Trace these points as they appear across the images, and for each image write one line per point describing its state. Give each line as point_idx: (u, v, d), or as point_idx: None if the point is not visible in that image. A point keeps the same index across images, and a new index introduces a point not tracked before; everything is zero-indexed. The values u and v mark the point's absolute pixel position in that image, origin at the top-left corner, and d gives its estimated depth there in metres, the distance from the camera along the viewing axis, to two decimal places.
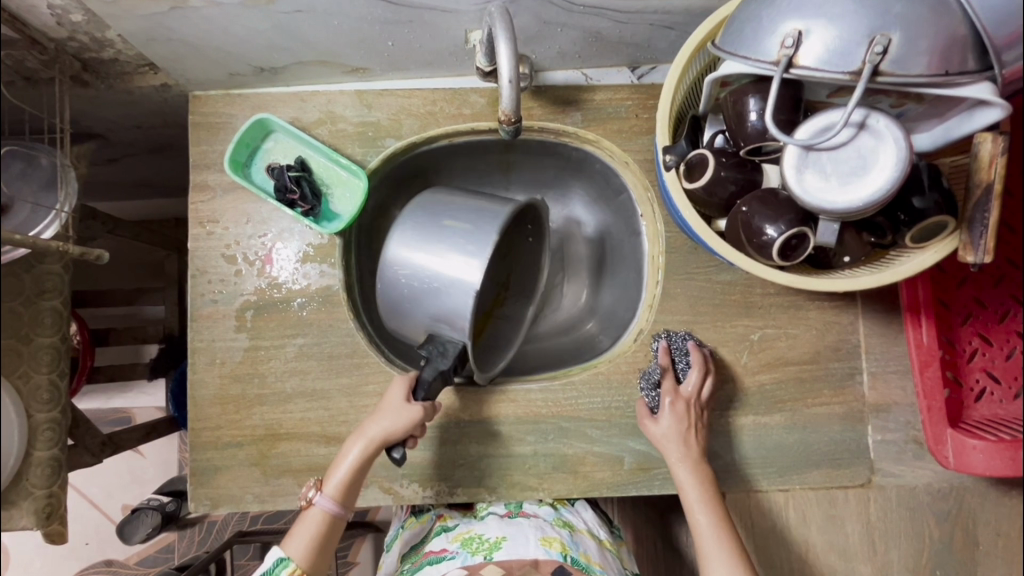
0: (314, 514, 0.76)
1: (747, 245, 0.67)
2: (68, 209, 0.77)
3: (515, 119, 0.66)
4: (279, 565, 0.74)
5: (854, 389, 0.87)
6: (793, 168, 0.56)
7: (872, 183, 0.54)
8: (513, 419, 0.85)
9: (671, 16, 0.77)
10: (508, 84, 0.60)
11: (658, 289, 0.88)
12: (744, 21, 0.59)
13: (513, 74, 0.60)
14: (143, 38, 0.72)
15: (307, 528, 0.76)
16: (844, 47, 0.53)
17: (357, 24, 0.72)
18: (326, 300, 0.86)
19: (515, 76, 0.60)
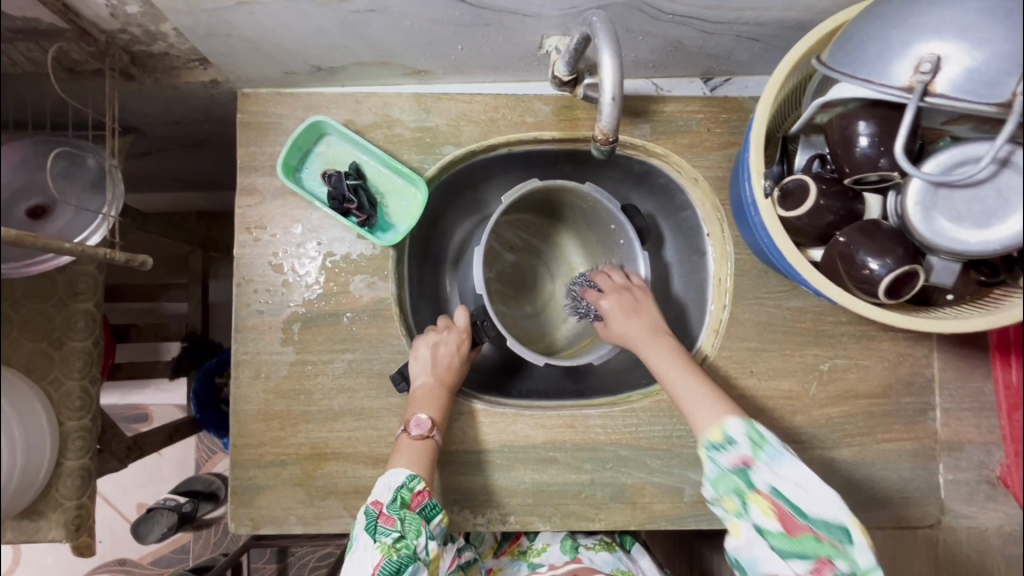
0: (418, 441, 0.76)
1: (846, 279, 0.62)
2: (115, 212, 0.72)
3: (613, 140, 0.67)
4: (410, 483, 0.72)
5: (926, 425, 0.83)
6: (921, 208, 0.55)
7: (1010, 223, 0.53)
8: (570, 446, 0.82)
9: (761, 28, 0.71)
10: (609, 101, 0.60)
11: (726, 314, 0.84)
12: (866, 39, 0.54)
13: (617, 89, 0.59)
14: (199, 33, 0.67)
15: (414, 451, 0.75)
16: (990, 77, 0.48)
17: (430, 25, 0.67)
18: (377, 315, 0.82)
19: (619, 93, 0.59)
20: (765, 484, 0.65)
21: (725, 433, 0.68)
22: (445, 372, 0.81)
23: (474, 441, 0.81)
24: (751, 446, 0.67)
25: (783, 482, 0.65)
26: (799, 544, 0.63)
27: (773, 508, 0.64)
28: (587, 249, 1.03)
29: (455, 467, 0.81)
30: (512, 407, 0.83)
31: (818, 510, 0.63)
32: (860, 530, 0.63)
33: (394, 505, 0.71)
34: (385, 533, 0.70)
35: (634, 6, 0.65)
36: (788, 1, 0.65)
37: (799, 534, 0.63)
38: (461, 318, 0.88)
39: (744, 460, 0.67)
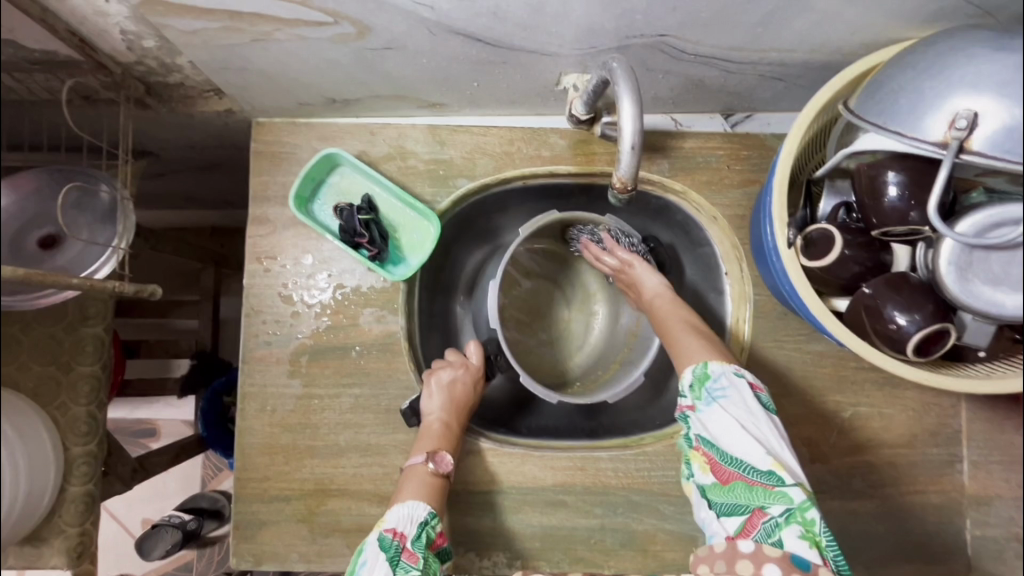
0: (427, 477, 0.73)
1: (873, 334, 0.60)
2: (124, 243, 0.72)
3: (631, 189, 0.64)
4: (432, 521, 0.69)
5: (953, 478, 0.80)
6: (958, 275, 0.54)
7: None
8: (580, 489, 0.80)
9: (785, 69, 0.69)
10: (628, 150, 0.58)
11: (744, 357, 0.81)
12: (898, 90, 0.52)
13: (638, 136, 0.57)
14: (214, 67, 0.67)
15: (420, 485, 0.72)
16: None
17: (446, 62, 0.66)
18: (385, 349, 0.81)
19: (639, 141, 0.58)
20: (698, 436, 0.64)
21: (678, 383, 0.68)
22: (459, 410, 0.79)
23: (481, 482, 0.79)
24: (690, 394, 0.66)
25: (713, 430, 0.63)
26: (731, 494, 0.61)
27: (709, 464, 0.63)
28: (608, 282, 1.00)
29: (461, 507, 0.79)
30: (520, 448, 0.81)
31: (736, 453, 0.61)
32: (786, 467, 0.59)
33: (418, 542, 0.68)
34: (405, 570, 0.65)
35: (654, 47, 0.63)
36: (814, 44, 0.63)
37: (730, 481, 0.61)
38: (473, 357, 0.86)
39: (686, 409, 0.67)
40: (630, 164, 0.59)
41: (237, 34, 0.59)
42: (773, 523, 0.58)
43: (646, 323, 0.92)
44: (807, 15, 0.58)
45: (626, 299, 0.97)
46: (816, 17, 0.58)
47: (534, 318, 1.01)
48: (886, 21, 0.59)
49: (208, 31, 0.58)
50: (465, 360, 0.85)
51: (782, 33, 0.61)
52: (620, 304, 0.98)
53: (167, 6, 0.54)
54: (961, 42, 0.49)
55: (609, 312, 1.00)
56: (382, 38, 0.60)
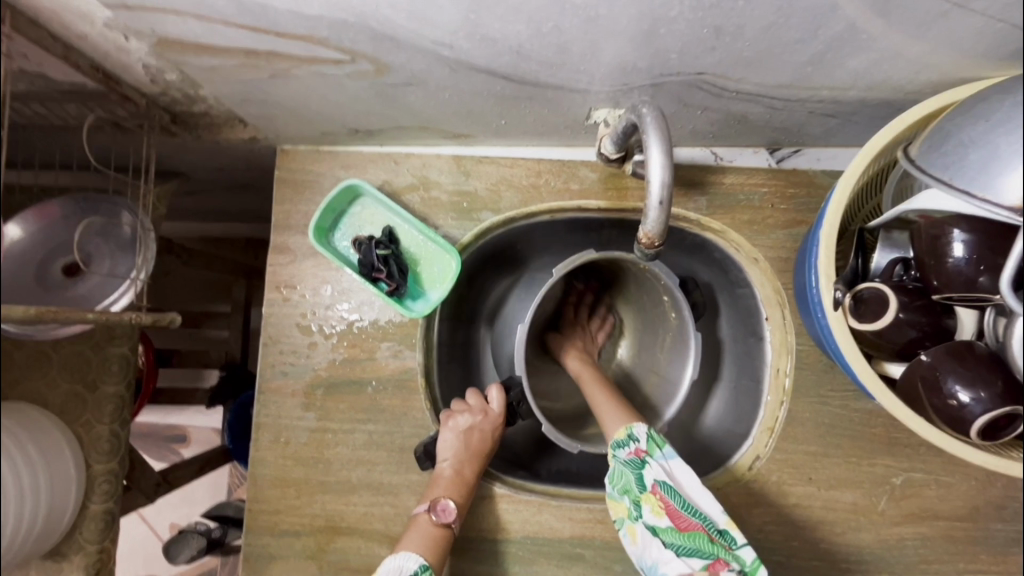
0: (430, 527, 0.70)
1: (930, 410, 0.53)
2: (144, 274, 0.70)
3: (658, 245, 0.62)
4: (421, 575, 0.66)
5: (1019, 557, 0.73)
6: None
7: None
8: (600, 544, 0.75)
9: (838, 107, 0.64)
10: (656, 205, 0.57)
11: (783, 411, 0.75)
12: (967, 143, 0.46)
13: (667, 191, 0.56)
14: (236, 99, 0.67)
15: (421, 536, 0.69)
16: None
17: (469, 97, 0.64)
18: (402, 385, 0.78)
19: (667, 197, 0.56)
20: (654, 479, 0.60)
21: (629, 432, 0.66)
22: (473, 458, 0.75)
23: (495, 529, 0.76)
24: (647, 442, 0.64)
25: (674, 478, 0.60)
26: (691, 540, 0.57)
27: (664, 508, 0.59)
28: (639, 316, 0.95)
29: (476, 555, 0.75)
30: (537, 496, 0.77)
31: (697, 501, 0.59)
32: (736, 527, 0.58)
33: None
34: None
35: (691, 84, 0.59)
36: (872, 84, 0.57)
37: (689, 529, 0.57)
38: (495, 401, 0.81)
39: (637, 455, 0.63)
40: (658, 221, 0.57)
41: (255, 69, 0.58)
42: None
43: (674, 359, 0.86)
44: (864, 54, 0.52)
45: (655, 337, 0.91)
46: (874, 56, 0.52)
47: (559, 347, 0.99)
48: (955, 63, 0.53)
49: (226, 67, 0.58)
50: (485, 405, 0.80)
51: (834, 72, 0.55)
52: (649, 340, 0.93)
53: (183, 47, 0.55)
54: None
55: (639, 348, 0.95)
56: (403, 74, 0.58)
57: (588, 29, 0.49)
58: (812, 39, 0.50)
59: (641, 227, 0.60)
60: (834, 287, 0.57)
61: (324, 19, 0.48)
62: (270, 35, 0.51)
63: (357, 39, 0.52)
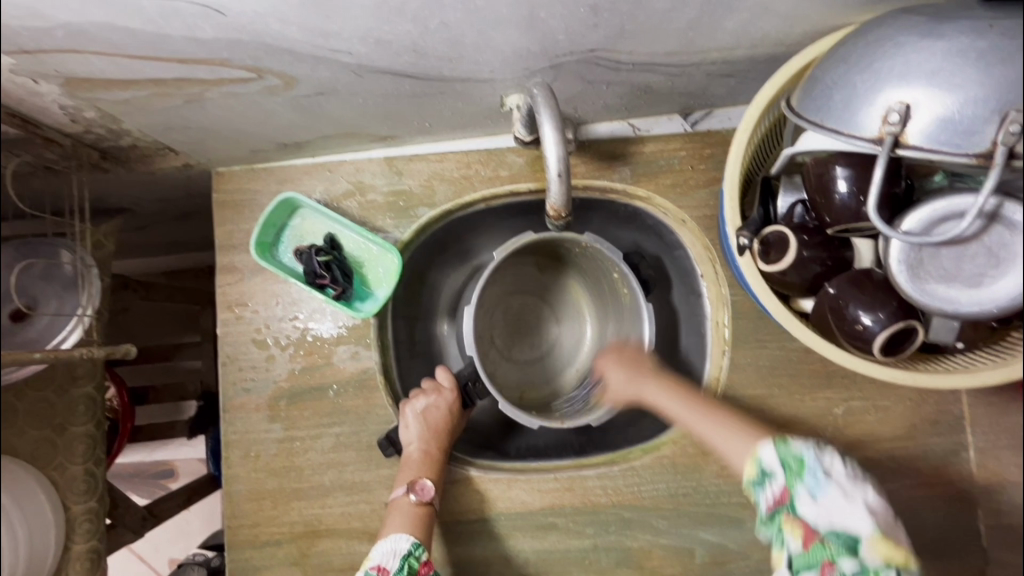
0: (410, 508, 0.73)
1: (840, 336, 0.57)
2: (90, 311, 0.74)
3: (567, 215, 0.65)
4: (416, 551, 0.69)
5: (960, 467, 0.77)
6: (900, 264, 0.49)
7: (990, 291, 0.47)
8: (570, 510, 0.79)
9: (731, 66, 0.67)
10: (556, 178, 0.59)
11: (726, 361, 0.80)
12: (831, 87, 0.50)
13: (563, 163, 0.59)
14: (159, 128, 0.68)
15: (403, 518, 0.72)
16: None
17: (383, 99, 0.66)
18: (362, 385, 0.81)
19: (566, 168, 0.59)
20: (795, 507, 0.54)
21: (759, 466, 0.58)
22: (438, 435, 0.79)
23: (469, 510, 0.79)
24: (785, 473, 0.55)
25: (830, 517, 0.52)
26: (810, 559, 0.53)
27: (801, 531, 0.53)
28: (596, 295, 0.98)
29: (452, 537, 0.78)
30: (506, 473, 0.80)
31: (830, 520, 0.52)
32: (879, 539, 0.51)
33: (400, 574, 0.67)
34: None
35: (588, 61, 0.62)
36: (753, 41, 0.61)
37: (812, 546, 0.53)
38: (444, 376, 0.86)
39: (779, 496, 0.55)
40: (559, 192, 0.60)
41: (168, 97, 0.60)
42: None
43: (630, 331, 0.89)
44: (736, 14, 0.56)
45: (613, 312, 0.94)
46: (746, 14, 0.56)
47: (524, 334, 1.00)
48: (821, 12, 0.57)
49: (139, 98, 0.60)
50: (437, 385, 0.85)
51: (715, 34, 0.59)
52: (608, 316, 0.96)
53: (93, 84, 0.57)
54: (890, 30, 0.48)
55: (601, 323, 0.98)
56: (311, 84, 0.60)
57: (474, 20, 0.52)
58: (684, 6, 0.53)
59: (546, 201, 0.64)
60: (740, 235, 0.61)
61: (220, 40, 0.51)
62: (172, 62, 0.53)
63: (258, 57, 0.54)
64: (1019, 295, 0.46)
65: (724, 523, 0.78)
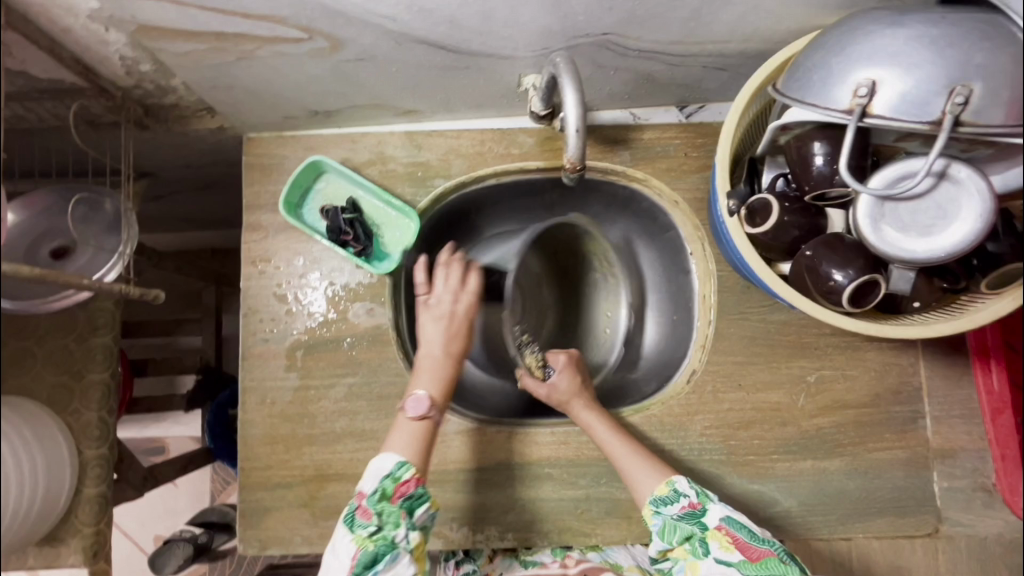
0: (411, 423, 0.76)
1: (814, 291, 0.65)
2: (131, 248, 0.77)
3: (582, 168, 0.73)
4: (398, 471, 0.72)
5: (918, 433, 0.85)
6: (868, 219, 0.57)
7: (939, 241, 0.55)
8: (564, 462, 0.85)
9: (724, 59, 0.76)
10: (574, 133, 0.67)
11: (711, 329, 0.87)
12: (811, 68, 0.58)
13: (581, 121, 0.66)
14: (205, 85, 0.74)
15: (405, 432, 0.76)
16: (975, 103, 0.51)
17: (414, 69, 0.73)
18: (375, 339, 0.86)
19: (584, 126, 0.66)
20: (720, 519, 0.72)
21: (673, 487, 0.75)
22: (450, 341, 0.82)
23: (471, 460, 0.84)
24: (698, 495, 0.74)
25: (737, 517, 0.72)
26: (763, 567, 0.67)
27: (732, 542, 0.70)
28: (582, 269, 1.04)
29: (455, 484, 0.84)
30: (506, 427, 0.86)
31: (758, 534, 0.71)
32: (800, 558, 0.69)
33: (373, 498, 0.71)
34: (362, 526, 0.69)
35: (600, 45, 0.70)
36: (744, 35, 0.70)
37: (761, 556, 0.68)
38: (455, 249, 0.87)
39: (694, 506, 0.74)
40: (576, 144, 0.68)
41: (223, 52, 0.67)
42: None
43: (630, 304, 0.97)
44: (731, 7, 0.64)
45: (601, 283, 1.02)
46: (740, 9, 0.65)
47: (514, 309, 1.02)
48: (803, 11, 0.66)
49: (197, 52, 0.66)
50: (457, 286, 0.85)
51: (712, 25, 0.67)
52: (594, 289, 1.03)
53: (160, 33, 0.63)
54: (860, 22, 0.57)
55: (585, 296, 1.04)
56: (354, 49, 0.67)
57: None
58: None
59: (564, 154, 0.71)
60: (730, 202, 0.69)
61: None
62: (236, 16, 0.60)
63: (313, 17, 0.61)
64: (962, 243, 0.54)
65: (706, 478, 0.84)
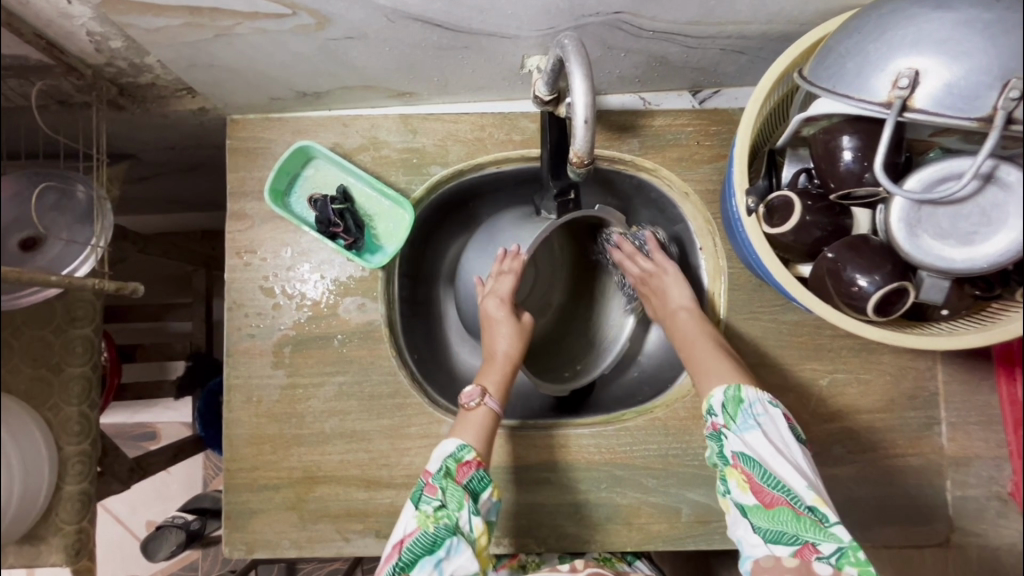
0: (479, 416, 0.75)
1: (837, 298, 0.61)
2: (104, 242, 0.72)
3: (588, 165, 0.67)
4: (461, 452, 0.71)
5: (932, 440, 0.82)
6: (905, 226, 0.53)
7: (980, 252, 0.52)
8: (562, 466, 0.81)
9: (744, 41, 0.70)
10: (582, 124, 0.61)
11: (720, 330, 0.83)
12: (845, 54, 0.53)
13: (590, 112, 0.60)
14: (183, 64, 0.69)
15: (473, 423, 0.74)
16: None
17: (408, 49, 0.68)
18: (367, 336, 0.82)
19: (592, 117, 0.60)
20: (737, 453, 0.65)
21: (709, 403, 0.70)
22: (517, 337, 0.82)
23: None
24: (724, 415, 0.68)
25: (754, 449, 0.65)
26: (775, 518, 0.62)
27: (748, 482, 0.64)
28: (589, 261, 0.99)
29: None
30: (504, 428, 0.83)
31: (781, 477, 0.63)
32: (829, 505, 0.61)
33: (439, 474, 0.70)
34: (427, 503, 0.68)
35: (612, 24, 0.64)
36: (768, 16, 0.64)
37: (774, 505, 0.62)
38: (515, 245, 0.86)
39: (717, 427, 0.69)
40: (585, 138, 0.62)
41: (199, 29, 0.61)
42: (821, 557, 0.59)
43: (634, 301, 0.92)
44: None
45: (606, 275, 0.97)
46: None
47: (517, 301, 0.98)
48: None
49: (170, 28, 0.61)
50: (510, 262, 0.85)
51: (733, 6, 0.62)
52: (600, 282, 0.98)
53: (127, 7, 0.57)
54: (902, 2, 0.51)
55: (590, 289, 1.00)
56: (342, 27, 0.62)
57: None
58: None
59: (570, 148, 0.65)
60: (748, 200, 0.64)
61: None
62: None
63: None
64: (1005, 254, 0.51)
65: (711, 484, 0.81)
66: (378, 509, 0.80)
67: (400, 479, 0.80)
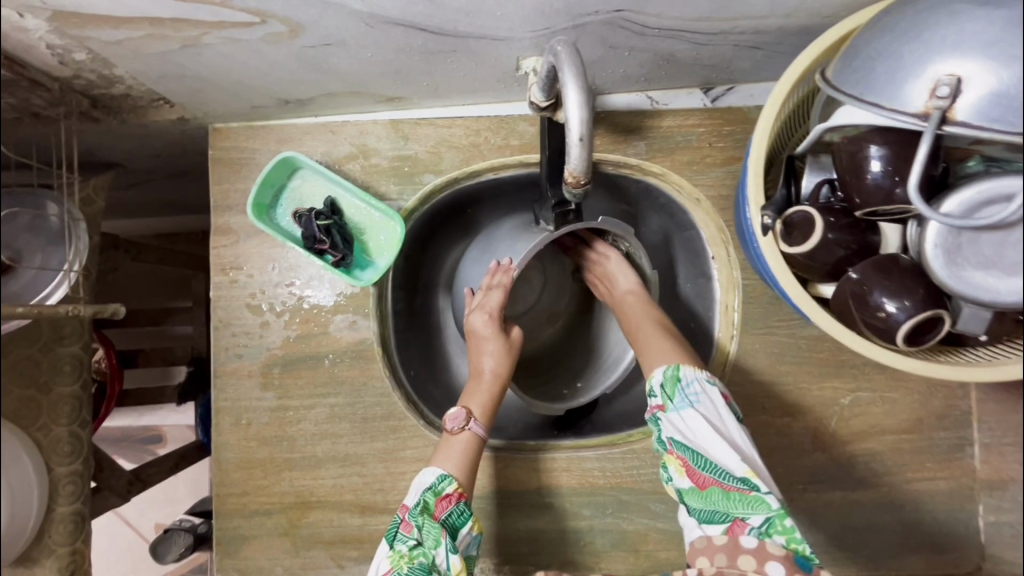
0: (462, 440, 0.71)
1: (861, 323, 0.55)
2: (77, 267, 0.69)
3: (586, 185, 0.62)
4: (442, 483, 0.67)
5: (963, 462, 0.76)
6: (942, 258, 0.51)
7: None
8: (564, 491, 0.77)
9: (760, 37, 0.64)
10: (577, 142, 0.57)
11: (733, 346, 0.77)
12: (874, 57, 0.47)
13: (586, 127, 0.56)
14: (154, 74, 0.65)
15: (454, 448, 0.71)
16: None
17: (391, 54, 0.62)
18: (358, 355, 0.78)
19: (588, 134, 0.56)
20: (670, 438, 0.63)
21: (650, 386, 0.67)
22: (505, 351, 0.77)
23: None
24: (661, 397, 0.65)
25: (687, 431, 0.62)
26: (710, 500, 0.60)
27: (684, 467, 0.62)
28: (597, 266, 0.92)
29: None
30: (503, 450, 0.79)
31: (715, 458, 0.60)
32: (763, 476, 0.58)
33: (415, 510, 0.66)
34: (402, 542, 0.64)
35: (612, 23, 0.58)
36: (786, 9, 0.58)
37: (707, 486, 0.60)
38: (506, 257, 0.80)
39: (656, 411, 0.65)
40: (580, 157, 0.58)
41: (165, 40, 0.56)
42: (752, 531, 0.57)
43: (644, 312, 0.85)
44: None
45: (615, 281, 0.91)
46: None
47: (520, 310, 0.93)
48: None
49: (133, 40, 0.56)
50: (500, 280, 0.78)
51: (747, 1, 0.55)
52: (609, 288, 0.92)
53: (82, 19, 0.53)
54: None
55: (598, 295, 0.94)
56: (317, 34, 0.57)
57: None
58: None
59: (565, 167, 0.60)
60: (763, 214, 0.59)
61: None
62: None
63: None
64: None
65: None
66: (373, 535, 0.77)
67: (395, 505, 0.77)
